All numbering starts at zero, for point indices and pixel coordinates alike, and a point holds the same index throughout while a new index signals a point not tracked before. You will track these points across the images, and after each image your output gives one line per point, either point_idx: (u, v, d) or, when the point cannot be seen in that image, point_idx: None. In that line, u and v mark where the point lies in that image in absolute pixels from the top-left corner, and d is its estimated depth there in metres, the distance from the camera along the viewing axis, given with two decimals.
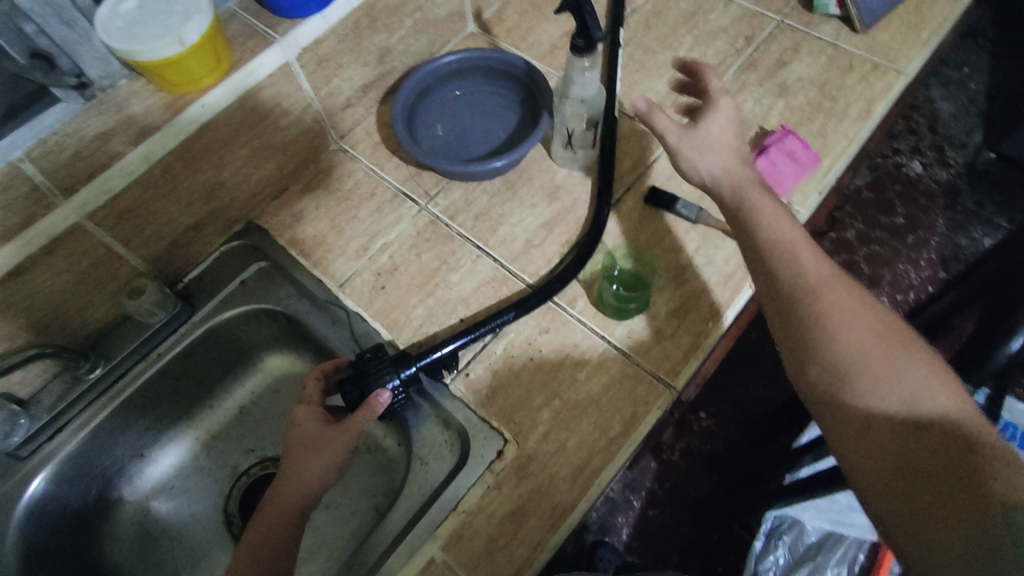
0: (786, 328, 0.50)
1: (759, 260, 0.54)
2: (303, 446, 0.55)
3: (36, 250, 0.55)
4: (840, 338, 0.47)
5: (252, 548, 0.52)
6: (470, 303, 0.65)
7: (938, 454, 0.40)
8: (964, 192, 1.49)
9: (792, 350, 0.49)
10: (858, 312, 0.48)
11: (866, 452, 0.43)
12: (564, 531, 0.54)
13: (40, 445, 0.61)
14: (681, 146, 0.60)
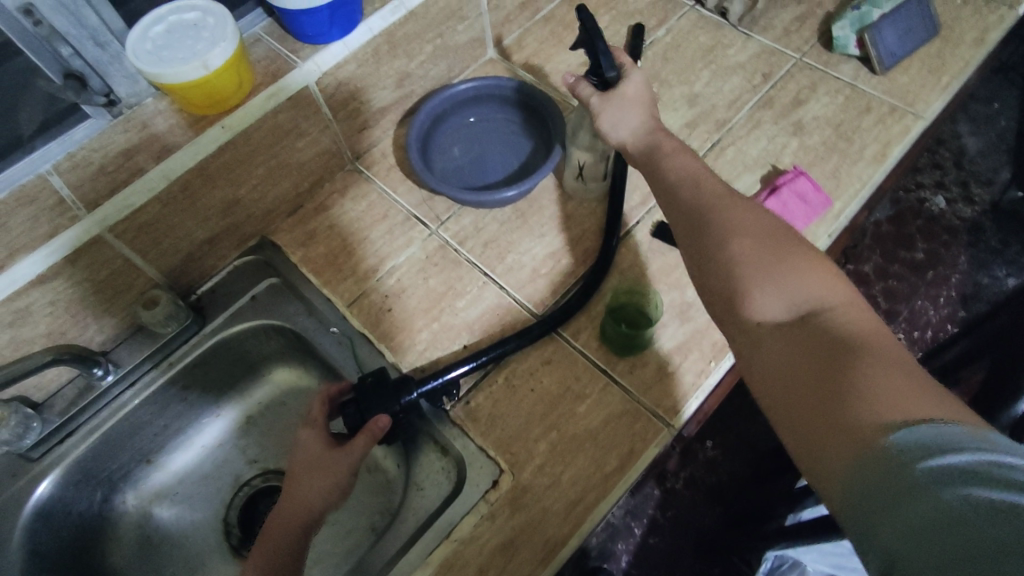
0: (702, 273, 0.50)
1: (678, 209, 0.54)
2: (308, 467, 0.56)
3: (58, 260, 0.57)
4: (731, 248, 0.48)
5: (259, 564, 0.52)
6: (474, 330, 0.66)
7: (822, 368, 0.40)
8: (988, 230, 1.47)
9: (696, 266, 0.51)
10: (751, 227, 0.49)
11: (766, 376, 0.43)
12: (555, 567, 0.54)
13: (50, 448, 0.63)
14: (601, 108, 0.61)
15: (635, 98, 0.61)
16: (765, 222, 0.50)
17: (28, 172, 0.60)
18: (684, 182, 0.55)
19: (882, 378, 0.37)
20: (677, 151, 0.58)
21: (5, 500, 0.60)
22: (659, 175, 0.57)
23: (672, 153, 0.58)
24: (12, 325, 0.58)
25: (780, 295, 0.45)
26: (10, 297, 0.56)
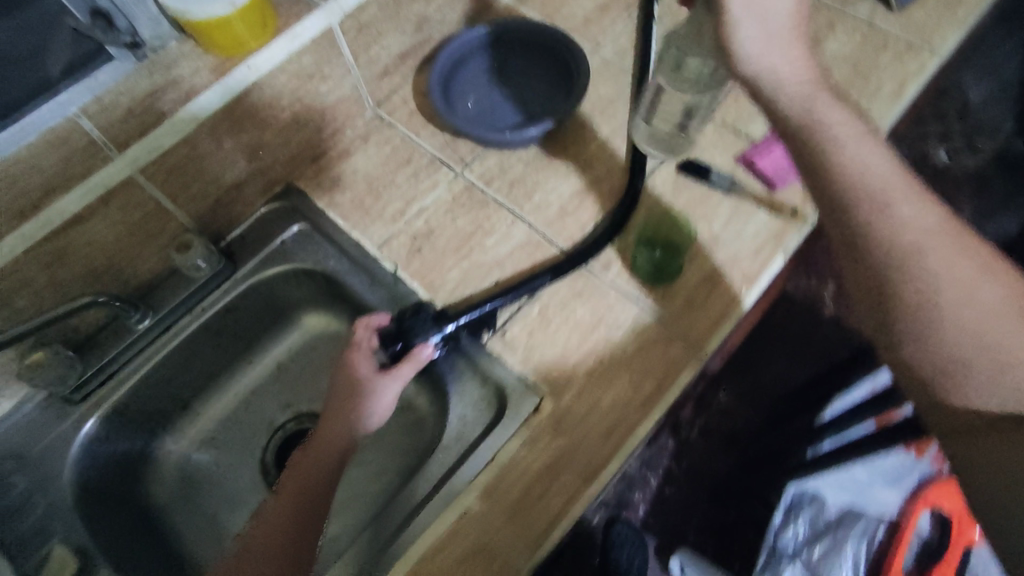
0: (891, 318, 0.49)
1: (854, 238, 0.50)
2: (333, 396, 0.61)
3: (93, 201, 0.58)
4: (938, 299, 0.47)
5: (298, 485, 0.58)
6: (504, 267, 0.67)
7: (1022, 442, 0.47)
8: (994, 180, 1.57)
9: (876, 310, 0.50)
10: (954, 274, 0.47)
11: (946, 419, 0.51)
12: (597, 487, 0.56)
13: (93, 390, 0.64)
14: (739, 24, 0.45)
15: (778, 8, 0.45)
16: (965, 258, 0.47)
17: (56, 116, 0.58)
18: (872, 198, 0.49)
19: None
20: (850, 133, 0.49)
21: (53, 440, 0.62)
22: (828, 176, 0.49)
23: (838, 128, 0.48)
24: (51, 268, 0.58)
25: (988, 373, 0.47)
26: (48, 238, 0.56)
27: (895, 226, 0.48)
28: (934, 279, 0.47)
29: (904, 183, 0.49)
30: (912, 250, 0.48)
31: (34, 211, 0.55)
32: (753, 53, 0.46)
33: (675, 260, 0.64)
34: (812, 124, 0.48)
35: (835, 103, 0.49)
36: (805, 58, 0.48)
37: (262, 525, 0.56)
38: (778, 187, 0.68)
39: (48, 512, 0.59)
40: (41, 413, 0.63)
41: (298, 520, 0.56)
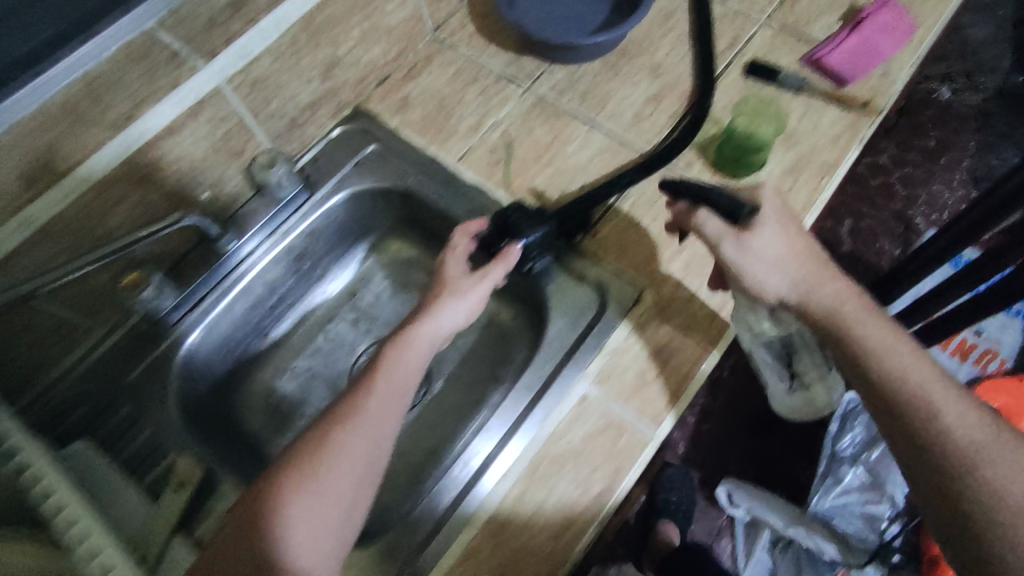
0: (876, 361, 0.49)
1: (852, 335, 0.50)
2: (447, 291, 0.57)
3: (185, 109, 0.57)
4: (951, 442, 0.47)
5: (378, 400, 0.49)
6: (588, 171, 0.68)
7: None
8: (996, 114, 1.51)
9: (889, 415, 0.49)
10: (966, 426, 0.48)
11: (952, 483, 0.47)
12: (709, 363, 0.59)
13: (185, 316, 0.65)
14: (742, 264, 0.51)
15: (784, 254, 0.51)
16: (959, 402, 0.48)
17: (134, 28, 0.51)
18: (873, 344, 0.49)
19: None
20: (864, 318, 0.50)
21: (151, 363, 0.63)
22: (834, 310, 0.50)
23: (848, 298, 0.51)
24: (143, 184, 0.58)
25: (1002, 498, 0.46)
26: (142, 150, 0.55)
27: (897, 366, 0.49)
28: (951, 428, 0.47)
29: (892, 330, 0.50)
30: (918, 397, 0.48)
31: (125, 123, 0.53)
32: (752, 272, 0.51)
33: (756, 153, 0.64)
34: (835, 311, 0.50)
35: (835, 270, 0.52)
36: (817, 266, 0.51)
37: (363, 408, 0.48)
38: (846, 83, 0.69)
39: (159, 430, 0.61)
40: (133, 340, 0.63)
41: (396, 410, 0.50)
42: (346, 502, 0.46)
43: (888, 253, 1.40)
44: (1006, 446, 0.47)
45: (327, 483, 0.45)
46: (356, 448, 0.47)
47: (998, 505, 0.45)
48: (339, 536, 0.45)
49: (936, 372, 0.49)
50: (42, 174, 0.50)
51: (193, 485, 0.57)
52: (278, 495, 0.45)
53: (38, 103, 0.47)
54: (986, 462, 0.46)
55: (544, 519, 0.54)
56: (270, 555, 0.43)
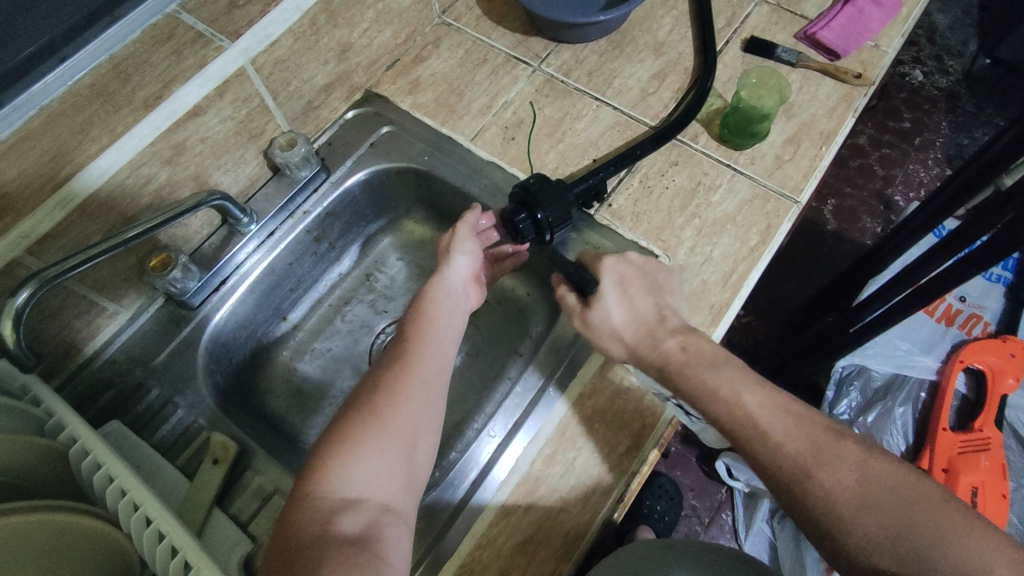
0: (743, 437, 0.50)
1: (720, 413, 0.51)
2: (443, 253, 0.65)
3: (210, 91, 0.58)
4: (826, 486, 0.46)
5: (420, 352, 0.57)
6: (599, 146, 0.70)
7: (897, 550, 0.43)
8: (964, 96, 1.56)
9: (776, 484, 0.49)
10: (831, 458, 0.47)
11: (889, 527, 0.44)
12: (724, 325, 0.61)
13: (208, 298, 0.65)
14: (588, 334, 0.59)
15: (610, 322, 0.57)
16: (806, 436, 0.48)
17: (157, 11, 0.56)
18: (738, 415, 0.50)
19: (942, 549, 0.42)
20: (728, 369, 0.52)
21: (177, 345, 0.63)
22: (685, 370, 0.53)
23: (676, 356, 0.54)
24: (169, 164, 0.59)
25: (880, 531, 0.44)
26: (171, 128, 0.57)
27: (731, 395, 0.51)
28: (787, 446, 0.48)
29: (734, 369, 0.52)
30: (752, 426, 0.50)
31: (155, 102, 0.55)
32: (596, 333, 0.58)
33: (761, 123, 0.68)
34: (666, 365, 0.54)
35: (671, 329, 0.56)
36: (648, 323, 0.56)
37: (404, 369, 0.55)
38: (840, 57, 0.73)
39: (191, 409, 0.60)
40: (156, 324, 0.63)
41: (437, 369, 0.56)
42: (402, 449, 0.50)
43: (870, 230, 1.45)
44: (869, 449, 0.48)
45: (384, 432, 0.50)
46: (406, 401, 0.52)
47: (835, 509, 0.45)
48: (401, 481, 0.50)
49: (784, 404, 0.51)
50: (78, 152, 0.52)
51: (230, 459, 0.56)
52: (337, 450, 0.49)
53: (66, 86, 0.52)
54: (830, 462, 0.47)
55: (575, 478, 0.55)
56: (330, 501, 0.46)
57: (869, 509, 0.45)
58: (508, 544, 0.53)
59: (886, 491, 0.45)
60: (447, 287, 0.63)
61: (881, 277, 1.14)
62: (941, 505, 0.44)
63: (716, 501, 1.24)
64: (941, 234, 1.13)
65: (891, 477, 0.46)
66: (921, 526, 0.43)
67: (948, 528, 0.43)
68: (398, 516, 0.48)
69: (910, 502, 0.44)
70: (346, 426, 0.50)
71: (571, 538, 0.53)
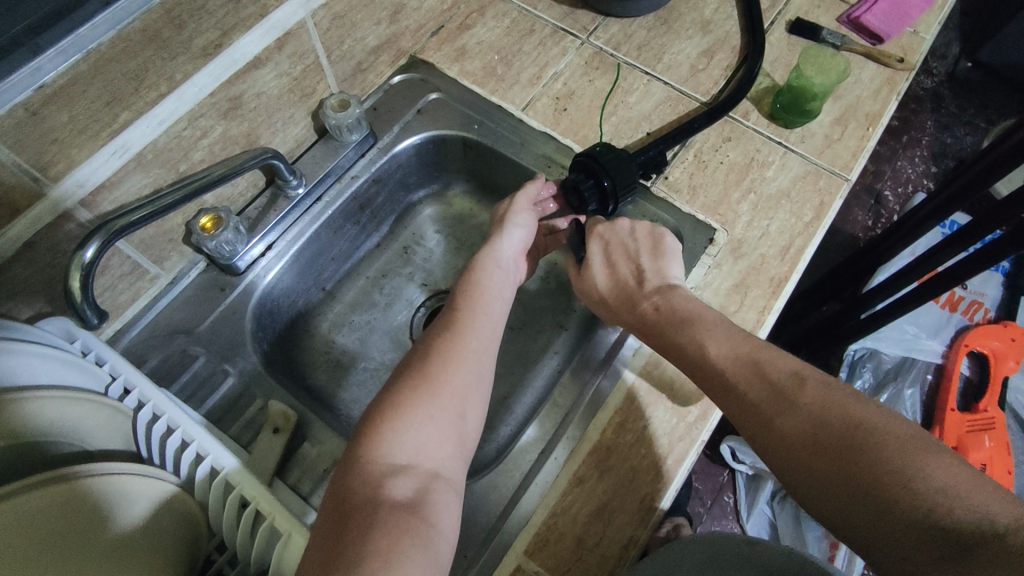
0: (714, 392, 0.49)
1: (691, 369, 0.50)
2: (497, 225, 0.62)
3: (270, 43, 0.55)
4: (788, 435, 0.43)
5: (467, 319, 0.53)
6: (652, 119, 0.69)
7: (860, 495, 0.39)
8: (948, 97, 1.60)
9: (749, 436, 0.46)
10: (794, 403, 0.44)
11: (850, 469, 0.39)
12: (783, 298, 0.61)
13: (255, 263, 0.62)
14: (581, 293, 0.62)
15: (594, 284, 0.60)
16: (771, 381, 0.46)
17: None
18: (704, 369, 0.49)
19: (910, 487, 0.37)
20: (711, 321, 0.52)
21: (223, 311, 0.60)
22: (661, 331, 0.53)
23: (650, 318, 0.54)
24: (224, 118, 0.56)
25: (840, 476, 0.40)
26: (229, 80, 0.54)
27: (695, 351, 0.50)
28: (749, 396, 0.46)
29: (703, 325, 0.51)
30: (714, 378, 0.48)
31: (215, 50, 0.52)
32: (585, 297, 0.61)
33: (813, 100, 0.69)
34: (641, 327, 0.55)
35: (648, 291, 0.56)
36: (628, 283, 0.58)
37: (456, 337, 0.51)
38: (883, 41, 0.74)
39: (242, 376, 0.57)
40: (200, 289, 0.61)
41: (489, 336, 0.53)
42: (454, 416, 0.47)
43: (862, 223, 1.50)
44: (835, 391, 0.44)
45: (438, 397, 0.47)
46: (458, 366, 0.49)
47: (791, 457, 0.43)
48: (453, 450, 0.46)
49: (750, 353, 0.48)
50: (135, 98, 0.48)
51: (291, 428, 0.53)
52: (386, 414, 0.46)
53: (116, 30, 0.45)
54: (791, 408, 0.44)
55: (647, 446, 0.55)
56: (380, 465, 0.43)
57: (829, 453, 0.41)
58: (582, 512, 0.53)
59: (837, 435, 0.41)
60: (496, 259, 0.60)
61: (890, 266, 1.17)
62: (902, 446, 0.39)
63: (719, 483, 1.25)
64: (948, 228, 1.17)
65: (849, 417, 0.42)
66: (874, 468, 0.39)
67: (907, 469, 0.38)
68: (447, 484, 0.45)
69: (864, 444, 0.40)
70: (397, 388, 0.47)
71: (646, 505, 0.52)
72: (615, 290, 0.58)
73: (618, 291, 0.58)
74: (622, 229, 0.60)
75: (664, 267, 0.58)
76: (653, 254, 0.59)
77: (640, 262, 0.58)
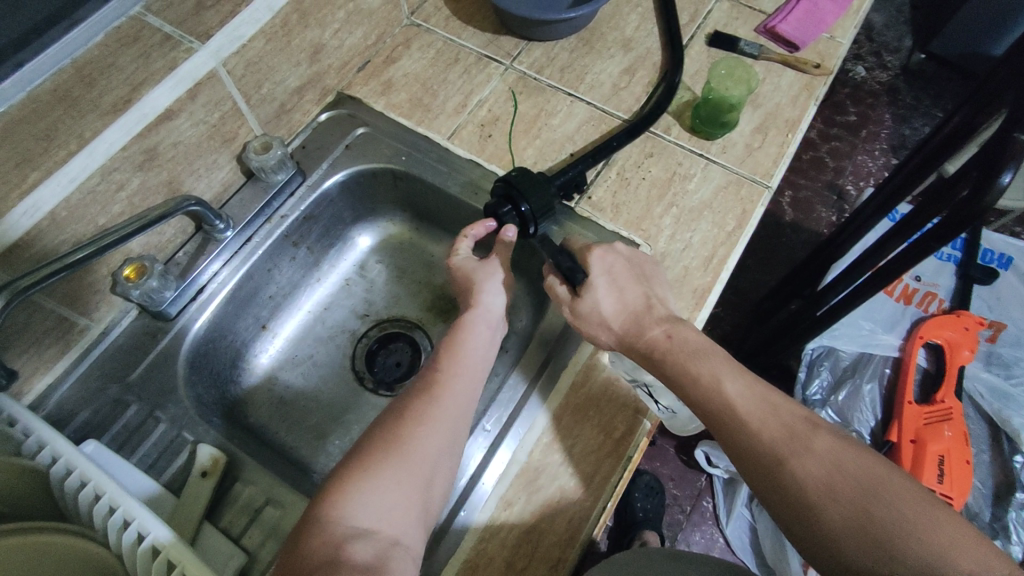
0: (725, 433, 0.51)
1: (703, 411, 0.53)
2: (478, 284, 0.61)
3: (182, 93, 0.57)
4: (807, 479, 0.47)
5: (443, 383, 0.53)
6: (575, 140, 0.71)
7: (870, 539, 0.43)
8: (904, 90, 1.61)
9: (756, 474, 0.49)
10: (811, 446, 0.48)
11: (862, 514, 0.44)
12: (707, 308, 0.62)
13: (186, 308, 0.63)
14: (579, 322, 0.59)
15: (606, 308, 0.58)
16: (787, 425, 0.50)
17: (119, 13, 0.54)
18: (717, 406, 0.52)
19: (921, 533, 0.42)
20: (724, 358, 0.54)
21: (155, 357, 0.61)
22: (667, 362, 0.54)
23: (662, 345, 0.55)
24: (141, 169, 0.57)
25: (852, 519, 0.44)
26: (142, 133, 0.55)
27: (710, 385, 0.53)
28: (762, 434, 0.49)
29: (716, 359, 0.54)
30: (726, 414, 0.51)
31: (124, 106, 0.53)
32: (585, 322, 0.59)
33: (730, 111, 0.70)
34: (653, 353, 0.55)
35: (658, 317, 0.57)
36: (638, 306, 0.58)
37: (431, 400, 0.51)
38: (798, 48, 0.76)
39: (174, 423, 0.58)
40: (132, 338, 0.61)
41: (465, 402, 0.53)
42: (421, 482, 0.47)
43: (826, 219, 1.49)
44: (844, 439, 0.49)
45: (405, 461, 0.47)
46: (428, 431, 0.49)
47: (803, 499, 0.46)
48: (415, 516, 0.46)
49: (763, 393, 0.52)
50: (45, 158, 0.49)
51: (220, 471, 0.54)
52: (354, 473, 0.46)
53: (25, 91, 0.49)
54: (805, 450, 0.48)
55: (576, 465, 0.56)
56: (342, 526, 0.43)
57: (841, 499, 0.45)
58: (512, 534, 0.53)
59: (854, 483, 0.46)
60: (479, 320, 0.59)
61: (843, 261, 1.18)
62: (913, 496, 0.45)
63: (696, 489, 1.25)
64: (896, 218, 1.19)
65: (863, 467, 0.46)
66: (887, 518, 0.44)
67: (917, 520, 0.43)
68: (407, 550, 0.45)
69: (881, 493, 0.45)
70: (371, 449, 0.48)
71: (575, 524, 0.53)
72: (624, 313, 0.58)
73: (628, 315, 0.57)
74: (622, 250, 0.61)
75: (661, 293, 0.59)
76: (647, 279, 0.60)
77: (642, 287, 0.59)
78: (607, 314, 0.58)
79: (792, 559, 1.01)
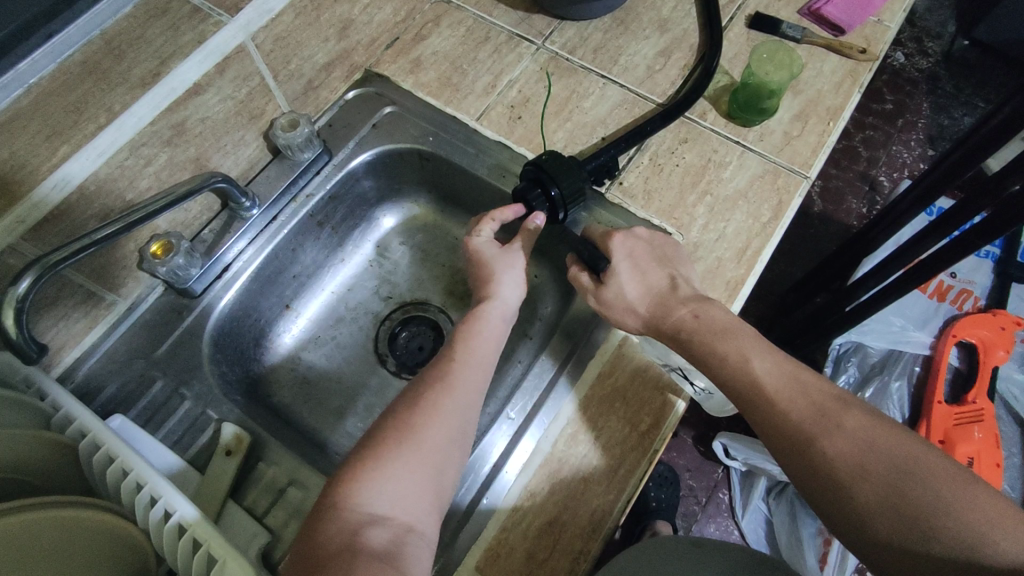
0: (753, 412, 0.50)
1: (732, 390, 0.51)
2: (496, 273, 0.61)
3: (210, 68, 0.56)
4: (835, 457, 0.45)
5: (454, 372, 0.52)
6: (607, 124, 0.69)
7: (901, 518, 0.42)
8: (944, 78, 1.55)
9: (784, 453, 0.48)
10: (842, 425, 0.46)
11: (893, 493, 0.43)
12: (739, 301, 0.60)
13: (211, 286, 0.63)
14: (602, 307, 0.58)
15: (628, 290, 0.58)
16: (818, 403, 0.48)
17: None
18: (745, 386, 0.50)
19: (957, 512, 0.41)
20: (752, 338, 0.53)
21: (181, 335, 0.60)
22: (694, 345, 0.53)
23: (689, 325, 0.54)
24: (169, 145, 0.56)
25: (882, 498, 0.43)
26: (170, 108, 0.55)
27: (736, 362, 0.51)
28: (791, 413, 0.48)
29: (745, 337, 0.53)
30: (753, 393, 0.50)
31: (152, 80, 0.53)
32: (612, 309, 0.58)
33: (770, 98, 0.68)
34: (678, 336, 0.54)
35: (683, 297, 0.56)
36: (660, 287, 0.57)
37: (445, 388, 0.51)
38: (844, 33, 0.73)
39: (199, 401, 0.58)
40: (158, 315, 0.61)
41: (477, 392, 0.52)
42: (433, 470, 0.47)
43: (856, 211, 1.45)
44: (876, 416, 0.47)
45: (419, 450, 0.47)
46: (441, 420, 0.49)
47: (832, 477, 0.45)
48: (429, 503, 0.46)
49: (792, 371, 0.51)
50: (74, 131, 0.50)
51: (244, 450, 0.54)
52: (367, 459, 0.46)
53: (56, 63, 0.50)
54: (836, 429, 0.46)
55: (600, 457, 0.55)
56: (357, 513, 0.43)
57: (872, 478, 0.44)
58: (533, 526, 0.52)
59: (885, 461, 0.44)
60: (493, 311, 0.58)
61: (876, 255, 1.15)
62: (949, 475, 0.42)
63: (713, 480, 1.24)
64: (932, 213, 1.15)
65: (896, 444, 0.45)
66: (920, 497, 0.42)
67: (953, 499, 0.41)
68: (421, 538, 0.44)
69: (915, 472, 0.43)
70: (383, 436, 0.47)
71: (598, 517, 0.52)
72: (649, 296, 0.57)
73: (653, 297, 0.57)
74: (643, 231, 0.60)
75: (687, 274, 0.58)
76: (672, 264, 0.59)
77: (661, 271, 0.58)
78: (630, 298, 0.57)
79: (809, 554, 1.02)
